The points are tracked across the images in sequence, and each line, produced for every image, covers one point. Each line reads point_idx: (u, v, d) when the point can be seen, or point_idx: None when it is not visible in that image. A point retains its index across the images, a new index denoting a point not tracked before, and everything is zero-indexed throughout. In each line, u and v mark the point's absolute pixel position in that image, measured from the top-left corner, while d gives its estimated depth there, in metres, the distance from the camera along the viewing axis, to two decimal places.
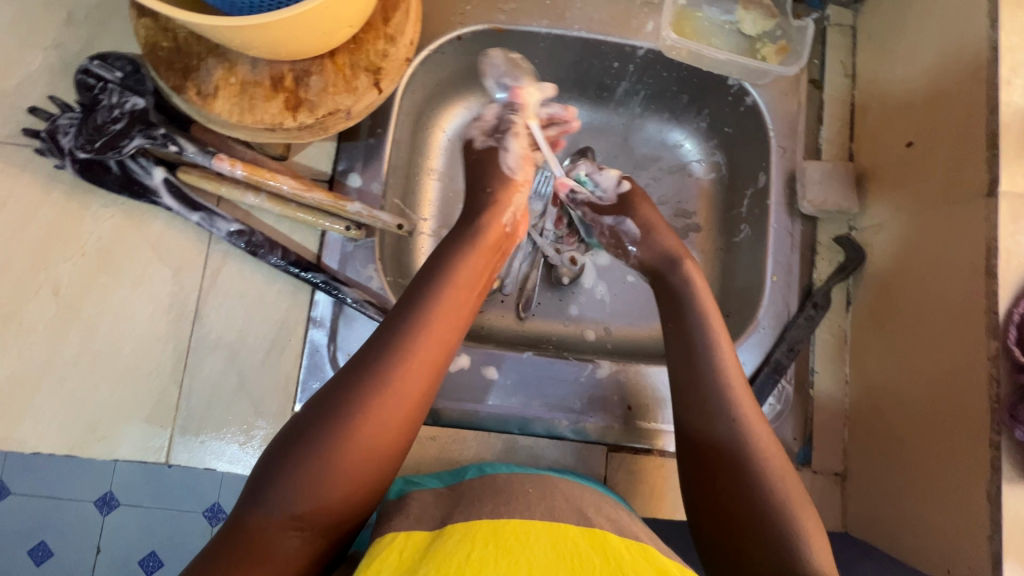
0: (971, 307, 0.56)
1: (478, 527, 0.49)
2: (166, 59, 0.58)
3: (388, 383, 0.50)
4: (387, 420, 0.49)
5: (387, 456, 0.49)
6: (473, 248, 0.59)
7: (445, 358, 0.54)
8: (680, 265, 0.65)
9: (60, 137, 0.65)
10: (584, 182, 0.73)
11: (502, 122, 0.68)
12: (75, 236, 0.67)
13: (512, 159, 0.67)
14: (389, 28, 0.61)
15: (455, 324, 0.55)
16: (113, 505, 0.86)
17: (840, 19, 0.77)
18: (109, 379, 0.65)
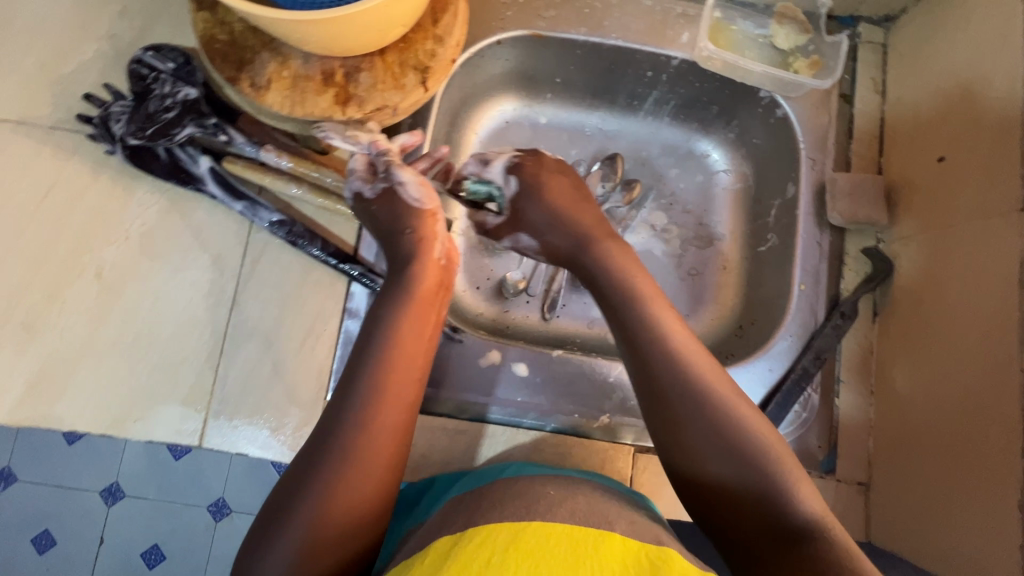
0: (1002, 320, 0.57)
1: (500, 530, 0.49)
2: (222, 51, 0.60)
3: (352, 454, 0.48)
4: (354, 493, 0.48)
5: (372, 511, 0.49)
6: (416, 292, 0.57)
7: (408, 418, 0.52)
8: (591, 246, 0.62)
9: (112, 124, 0.68)
10: (479, 191, 0.69)
11: (380, 165, 0.62)
12: (120, 221, 0.68)
13: (412, 190, 0.61)
14: (437, 29, 0.62)
15: (410, 377, 0.53)
16: (115, 495, 0.92)
17: (871, 36, 0.79)
18: (147, 362, 0.66)
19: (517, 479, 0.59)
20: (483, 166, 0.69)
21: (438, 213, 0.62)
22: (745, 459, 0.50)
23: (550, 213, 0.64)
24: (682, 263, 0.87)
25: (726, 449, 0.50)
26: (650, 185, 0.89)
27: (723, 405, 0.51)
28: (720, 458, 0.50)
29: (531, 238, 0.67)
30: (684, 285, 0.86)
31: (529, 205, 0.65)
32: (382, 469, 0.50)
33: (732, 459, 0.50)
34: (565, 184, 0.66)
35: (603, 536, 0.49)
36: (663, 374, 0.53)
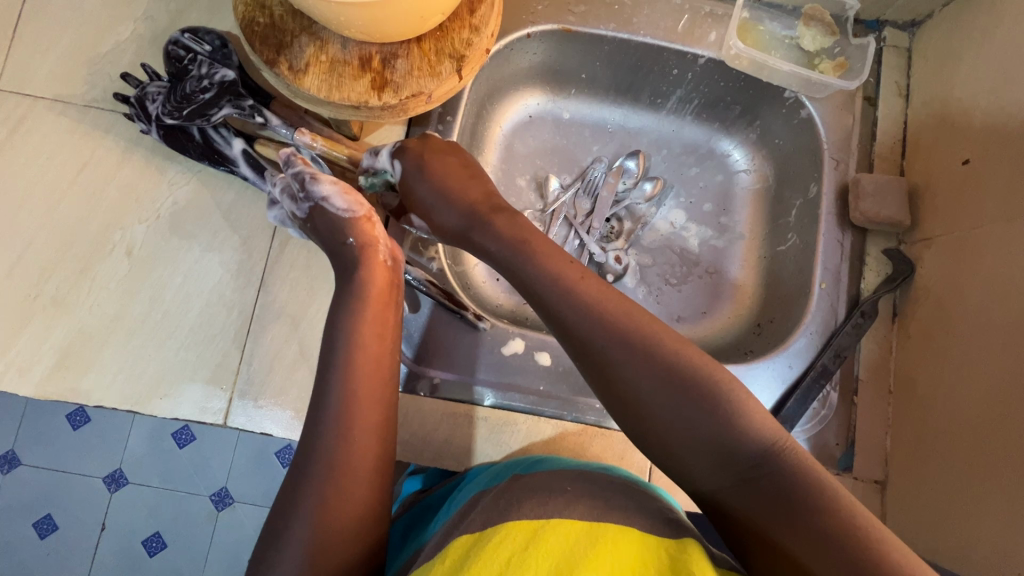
0: None
1: (518, 528, 0.49)
2: (262, 34, 0.61)
3: (349, 461, 0.49)
4: (350, 501, 0.48)
5: (373, 505, 0.50)
6: (369, 291, 0.55)
7: (387, 416, 0.52)
8: (486, 220, 0.59)
9: (147, 104, 0.68)
10: (374, 184, 0.68)
11: (298, 187, 0.61)
12: (151, 200, 0.69)
13: (337, 201, 0.59)
14: (474, 18, 0.63)
15: (381, 373, 0.53)
16: (121, 481, 1.26)
17: (896, 40, 0.80)
18: (173, 340, 0.67)
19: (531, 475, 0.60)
20: (372, 158, 0.66)
21: (372, 215, 0.60)
22: (705, 406, 0.47)
23: (436, 190, 0.61)
24: (699, 261, 0.88)
25: (680, 406, 0.47)
26: (670, 183, 0.90)
27: (673, 362, 0.48)
28: (688, 435, 0.47)
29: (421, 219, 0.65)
30: (703, 282, 0.87)
31: (418, 184, 0.62)
32: (373, 474, 0.50)
33: (692, 417, 0.47)
34: (453, 163, 0.63)
35: (620, 534, 0.49)
36: (600, 344, 0.50)
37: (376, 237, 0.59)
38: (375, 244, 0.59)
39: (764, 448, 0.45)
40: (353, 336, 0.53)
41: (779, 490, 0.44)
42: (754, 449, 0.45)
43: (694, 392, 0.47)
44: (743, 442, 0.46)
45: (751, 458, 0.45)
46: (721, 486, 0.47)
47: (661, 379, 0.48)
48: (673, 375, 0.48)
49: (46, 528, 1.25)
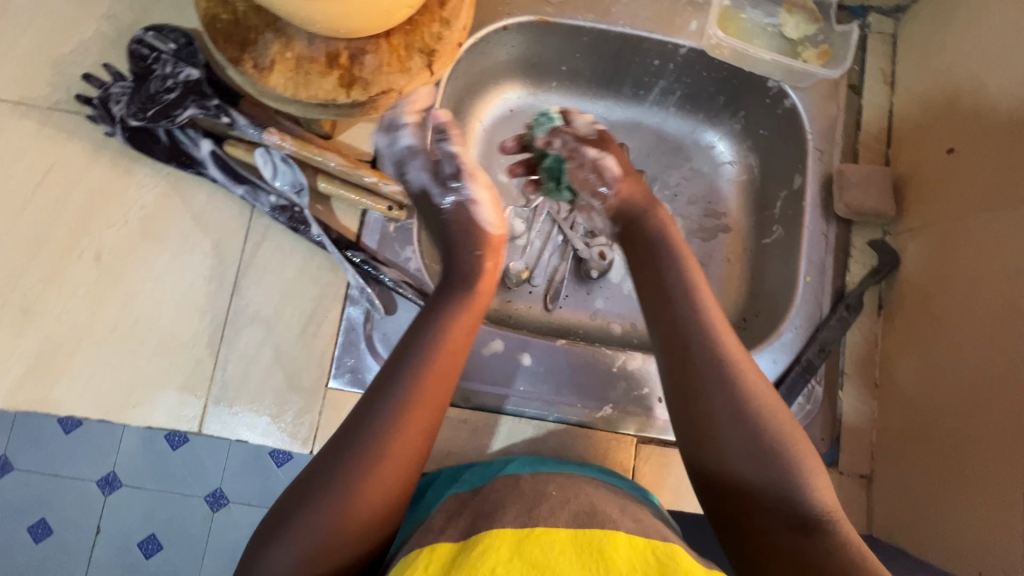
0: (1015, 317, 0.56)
1: (502, 535, 0.48)
2: (225, 31, 0.59)
3: (381, 455, 0.48)
4: (366, 505, 0.47)
5: (390, 499, 0.49)
6: (465, 302, 0.57)
7: (437, 418, 0.52)
8: (651, 215, 0.63)
9: (111, 105, 0.66)
10: (551, 118, 0.67)
11: (449, 170, 0.62)
12: (119, 204, 0.67)
13: (483, 208, 0.62)
14: (444, 12, 0.62)
15: (446, 379, 0.53)
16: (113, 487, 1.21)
17: (881, 27, 0.78)
18: (146, 347, 0.65)
19: (532, 478, 0.59)
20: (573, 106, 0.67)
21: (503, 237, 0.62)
22: (774, 449, 0.50)
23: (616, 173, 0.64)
24: None
25: (752, 442, 0.51)
26: (655, 176, 0.88)
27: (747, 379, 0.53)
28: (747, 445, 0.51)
29: (611, 167, 0.64)
30: None
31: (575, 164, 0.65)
32: (395, 478, 0.48)
33: (760, 454, 0.50)
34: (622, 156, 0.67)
35: (609, 537, 0.49)
36: (700, 347, 0.54)
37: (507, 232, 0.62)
38: (499, 243, 0.61)
39: (815, 503, 0.49)
40: (422, 335, 0.54)
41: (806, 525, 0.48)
42: (806, 503, 0.49)
43: (767, 428, 0.51)
44: (802, 495, 0.49)
45: (803, 511, 0.49)
46: (763, 526, 0.49)
47: (742, 412, 0.51)
48: (757, 415, 0.51)
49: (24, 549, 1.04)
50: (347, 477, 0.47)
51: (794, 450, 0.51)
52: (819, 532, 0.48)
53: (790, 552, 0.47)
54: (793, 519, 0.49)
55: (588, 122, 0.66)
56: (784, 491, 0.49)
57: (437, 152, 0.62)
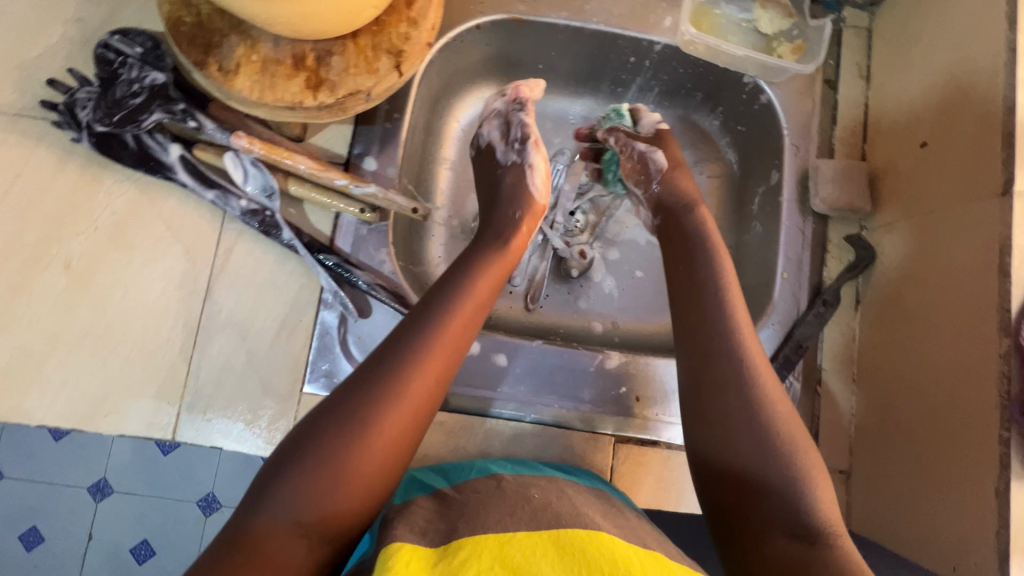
0: (983, 308, 0.55)
1: (486, 542, 0.47)
2: (189, 34, 0.58)
3: (395, 389, 0.52)
4: (374, 454, 0.50)
5: (403, 435, 0.52)
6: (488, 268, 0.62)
7: (454, 363, 0.56)
8: (694, 209, 0.68)
9: (78, 111, 0.65)
10: (622, 116, 0.77)
11: (517, 134, 0.71)
12: (88, 211, 0.67)
13: (536, 174, 0.69)
14: (411, 11, 0.61)
15: (465, 332, 0.57)
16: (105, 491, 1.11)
17: (855, 20, 0.78)
18: (117, 355, 0.65)
19: (514, 479, 0.59)
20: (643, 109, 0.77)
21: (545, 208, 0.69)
22: (778, 459, 0.53)
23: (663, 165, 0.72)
24: None
25: (757, 449, 0.53)
26: None
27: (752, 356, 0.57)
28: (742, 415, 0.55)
29: (661, 159, 0.72)
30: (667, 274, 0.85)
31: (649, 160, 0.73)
32: (402, 429, 0.51)
33: (763, 458, 0.53)
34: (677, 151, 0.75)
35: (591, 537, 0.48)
36: (715, 319, 0.59)
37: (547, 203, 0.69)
38: (539, 210, 0.68)
39: (817, 517, 0.50)
40: (445, 293, 0.58)
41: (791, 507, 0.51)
42: (809, 516, 0.50)
43: (762, 401, 0.55)
44: (805, 508, 0.51)
45: (805, 523, 0.50)
46: (762, 531, 0.51)
47: (742, 381, 0.56)
48: (766, 426, 0.54)
49: (32, 538, 1.12)
50: (356, 426, 0.50)
51: (800, 463, 0.53)
52: (820, 545, 0.49)
53: (786, 560, 0.48)
54: (791, 528, 0.50)
55: (653, 121, 0.76)
56: (787, 501, 0.51)
57: (512, 118, 0.72)
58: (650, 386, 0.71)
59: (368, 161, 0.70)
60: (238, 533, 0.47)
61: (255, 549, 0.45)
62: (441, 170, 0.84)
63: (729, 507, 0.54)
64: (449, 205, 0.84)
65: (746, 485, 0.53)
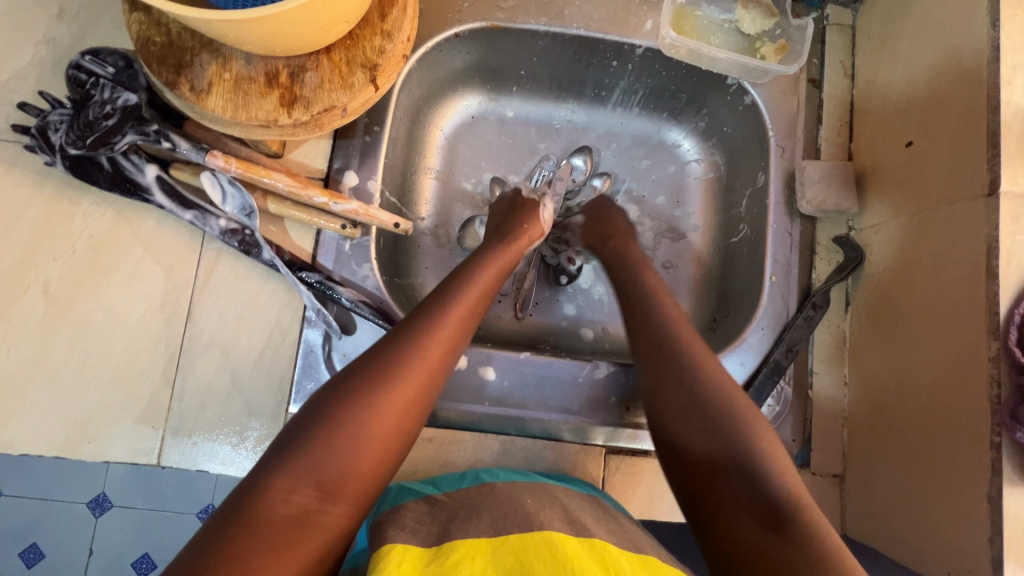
0: (971, 308, 0.55)
1: (476, 544, 0.48)
2: (159, 54, 0.57)
3: (407, 360, 0.53)
4: (391, 419, 0.50)
5: (414, 406, 0.52)
6: (492, 257, 0.66)
7: (462, 340, 0.58)
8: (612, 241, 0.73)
9: (50, 133, 0.64)
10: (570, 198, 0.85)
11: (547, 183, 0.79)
12: (65, 235, 0.66)
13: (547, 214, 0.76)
14: (385, 24, 0.60)
15: (472, 311, 0.59)
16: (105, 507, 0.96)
17: (839, 18, 0.77)
18: (100, 380, 0.64)
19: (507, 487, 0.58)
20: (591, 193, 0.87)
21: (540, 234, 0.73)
22: (731, 438, 0.51)
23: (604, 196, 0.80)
24: (656, 256, 0.84)
25: (704, 432, 0.52)
26: (622, 177, 0.87)
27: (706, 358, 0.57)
28: (685, 402, 0.54)
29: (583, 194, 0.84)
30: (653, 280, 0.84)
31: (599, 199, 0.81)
32: (416, 395, 0.52)
33: (715, 435, 0.51)
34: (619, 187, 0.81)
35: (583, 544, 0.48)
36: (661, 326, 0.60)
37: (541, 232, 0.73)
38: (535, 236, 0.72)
39: (783, 492, 0.47)
40: (454, 280, 0.62)
41: (755, 488, 0.48)
42: (774, 493, 0.47)
43: (714, 390, 0.54)
44: (767, 484, 0.48)
45: (770, 501, 0.47)
46: (729, 516, 0.48)
47: (681, 369, 0.56)
48: (716, 407, 0.53)
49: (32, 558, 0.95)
50: (373, 391, 0.50)
51: (754, 440, 0.51)
52: (788, 524, 0.45)
53: (756, 544, 0.45)
54: (757, 509, 0.47)
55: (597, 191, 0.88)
56: (748, 480, 0.48)
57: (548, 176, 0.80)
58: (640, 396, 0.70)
59: (348, 175, 0.70)
60: (248, 502, 0.45)
61: (258, 519, 0.44)
62: (426, 179, 0.83)
63: (695, 493, 0.51)
64: (434, 215, 0.83)
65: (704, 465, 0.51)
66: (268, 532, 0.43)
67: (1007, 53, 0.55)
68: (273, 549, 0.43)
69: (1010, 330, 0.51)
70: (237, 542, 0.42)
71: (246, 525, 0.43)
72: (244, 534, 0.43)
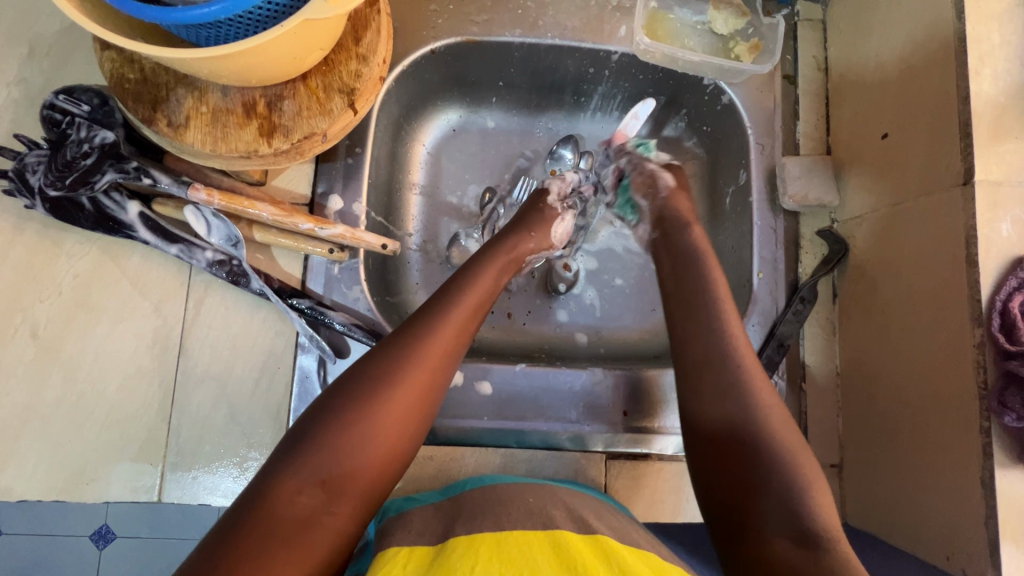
0: (954, 290, 0.56)
1: (481, 540, 0.48)
2: (134, 91, 0.57)
3: (411, 361, 0.53)
4: (397, 421, 0.51)
5: (418, 405, 0.52)
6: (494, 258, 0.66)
7: (467, 341, 0.58)
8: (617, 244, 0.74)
9: (28, 175, 0.63)
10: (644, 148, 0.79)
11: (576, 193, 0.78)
12: (50, 276, 0.65)
13: (562, 230, 0.74)
14: (360, 47, 0.60)
15: (476, 313, 0.60)
16: (109, 538, 0.91)
17: (809, 14, 0.78)
18: (95, 420, 0.64)
19: (507, 487, 0.58)
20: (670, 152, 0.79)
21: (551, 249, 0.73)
22: (763, 452, 0.52)
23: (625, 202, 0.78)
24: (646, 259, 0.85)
25: (731, 449, 0.54)
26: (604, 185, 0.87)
27: (693, 360, 0.59)
28: (714, 416, 0.55)
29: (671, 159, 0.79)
30: (645, 282, 0.84)
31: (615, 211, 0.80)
32: (419, 395, 0.53)
33: (749, 454, 0.53)
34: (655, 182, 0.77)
35: (586, 540, 0.49)
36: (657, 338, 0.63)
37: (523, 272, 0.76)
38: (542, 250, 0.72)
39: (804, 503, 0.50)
40: (457, 280, 0.62)
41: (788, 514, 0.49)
42: (796, 508, 0.49)
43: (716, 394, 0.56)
44: (803, 509, 0.49)
45: (802, 526, 0.49)
46: (756, 526, 0.50)
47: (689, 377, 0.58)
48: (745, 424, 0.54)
49: None
50: (376, 391, 0.51)
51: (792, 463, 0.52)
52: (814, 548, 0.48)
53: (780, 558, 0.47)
54: (790, 532, 0.49)
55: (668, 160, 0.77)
56: (784, 502, 0.50)
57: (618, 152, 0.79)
58: (638, 401, 0.70)
59: (332, 199, 0.70)
60: (257, 505, 0.45)
61: (268, 521, 0.44)
62: (411, 196, 0.83)
63: (723, 502, 0.53)
64: (421, 232, 0.83)
65: (738, 477, 0.52)
66: (278, 534, 0.44)
67: (973, 43, 0.56)
68: (283, 550, 0.43)
69: (993, 316, 0.52)
70: (251, 544, 0.43)
71: (258, 526, 0.44)
72: (255, 540, 0.43)
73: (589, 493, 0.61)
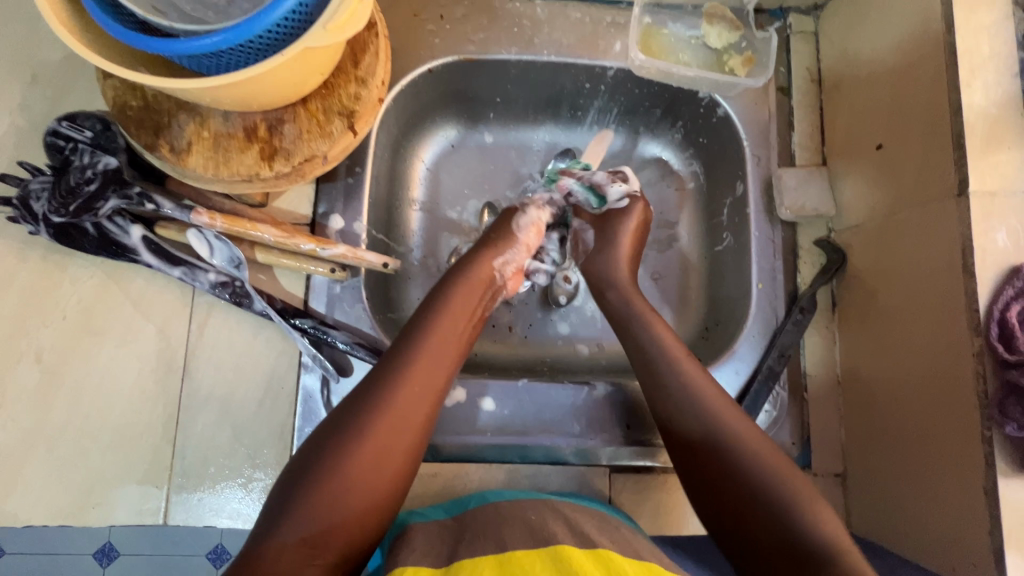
0: (952, 321, 0.56)
1: (485, 563, 0.48)
2: (136, 118, 0.58)
3: (390, 405, 0.54)
4: (375, 470, 0.52)
5: (398, 448, 0.53)
6: (472, 288, 0.65)
7: (444, 377, 0.59)
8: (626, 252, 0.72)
9: (32, 202, 0.64)
10: (591, 191, 0.75)
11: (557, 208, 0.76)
12: (54, 300, 0.65)
13: (524, 219, 0.72)
14: (359, 70, 0.61)
15: (450, 346, 0.60)
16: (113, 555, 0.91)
17: (801, 26, 0.79)
18: (100, 443, 0.64)
19: (510, 504, 0.58)
20: (606, 181, 0.74)
21: (529, 248, 0.71)
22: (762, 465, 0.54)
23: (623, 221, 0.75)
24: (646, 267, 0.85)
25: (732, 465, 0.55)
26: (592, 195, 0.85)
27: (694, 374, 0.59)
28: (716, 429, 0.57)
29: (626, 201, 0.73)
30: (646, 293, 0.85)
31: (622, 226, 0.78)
32: (400, 438, 0.54)
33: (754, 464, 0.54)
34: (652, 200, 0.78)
35: (590, 555, 0.49)
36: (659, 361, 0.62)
37: (518, 290, 0.72)
38: (511, 249, 0.69)
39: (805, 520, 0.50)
40: (431, 313, 0.62)
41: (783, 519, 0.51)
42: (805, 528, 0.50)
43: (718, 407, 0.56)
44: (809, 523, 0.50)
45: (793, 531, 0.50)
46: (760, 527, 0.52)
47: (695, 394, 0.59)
48: (745, 441, 0.55)
49: None
50: (357, 439, 0.52)
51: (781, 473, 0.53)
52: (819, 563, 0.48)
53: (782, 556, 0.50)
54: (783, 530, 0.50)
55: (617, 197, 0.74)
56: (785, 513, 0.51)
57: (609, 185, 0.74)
58: (640, 414, 0.70)
59: (334, 219, 0.71)
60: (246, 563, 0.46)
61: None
62: (411, 212, 0.83)
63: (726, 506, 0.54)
64: (422, 246, 0.83)
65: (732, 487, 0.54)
66: None
67: (964, 56, 0.57)
68: None
69: (991, 325, 0.53)
70: None
71: None
72: None
73: (592, 506, 0.61)
